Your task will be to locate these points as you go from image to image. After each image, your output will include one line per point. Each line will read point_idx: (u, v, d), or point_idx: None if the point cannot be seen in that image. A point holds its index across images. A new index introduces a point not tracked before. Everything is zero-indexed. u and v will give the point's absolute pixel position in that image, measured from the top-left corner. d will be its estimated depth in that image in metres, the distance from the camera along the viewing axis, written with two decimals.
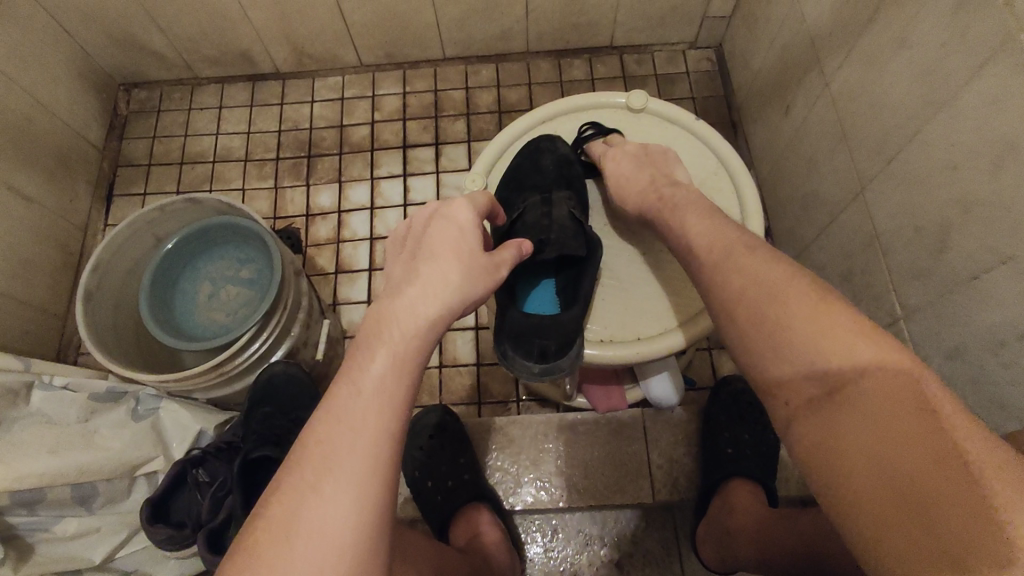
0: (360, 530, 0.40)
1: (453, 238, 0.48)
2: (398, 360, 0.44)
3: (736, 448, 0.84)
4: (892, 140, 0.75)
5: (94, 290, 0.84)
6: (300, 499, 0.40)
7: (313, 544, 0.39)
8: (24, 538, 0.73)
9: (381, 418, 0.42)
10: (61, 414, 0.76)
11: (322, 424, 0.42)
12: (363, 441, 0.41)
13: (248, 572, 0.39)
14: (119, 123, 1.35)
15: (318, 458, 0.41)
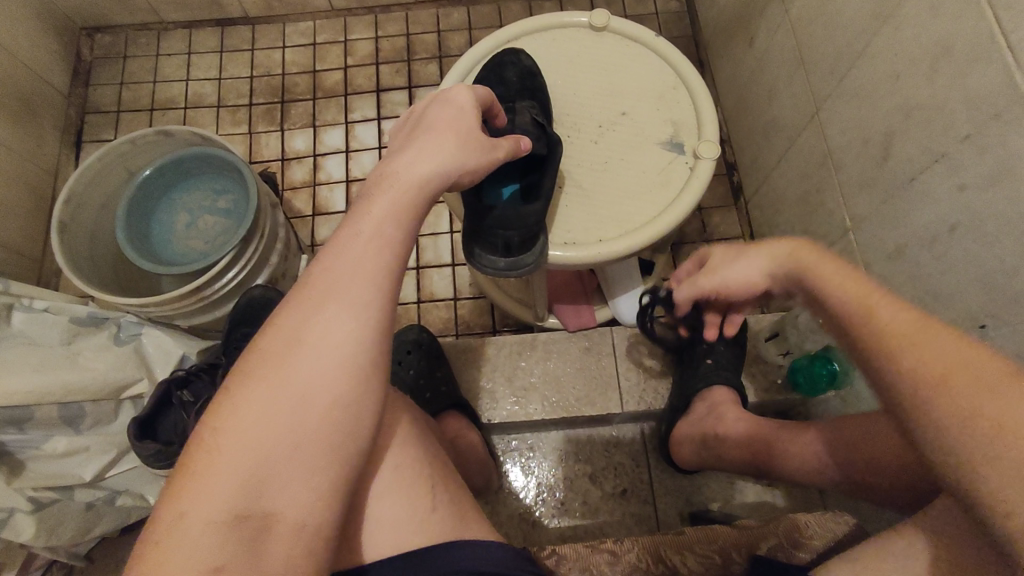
0: (358, 345, 0.45)
1: (450, 113, 0.52)
2: (396, 208, 0.48)
3: (715, 359, 0.86)
4: (843, 57, 0.78)
5: (69, 222, 0.85)
6: (305, 316, 0.45)
7: (315, 353, 0.44)
8: (15, 454, 0.75)
9: (380, 255, 0.47)
10: (44, 336, 0.79)
11: (327, 258, 0.47)
12: (363, 271, 0.46)
13: (257, 374, 0.44)
14: (84, 69, 1.33)
15: (324, 280, 0.46)
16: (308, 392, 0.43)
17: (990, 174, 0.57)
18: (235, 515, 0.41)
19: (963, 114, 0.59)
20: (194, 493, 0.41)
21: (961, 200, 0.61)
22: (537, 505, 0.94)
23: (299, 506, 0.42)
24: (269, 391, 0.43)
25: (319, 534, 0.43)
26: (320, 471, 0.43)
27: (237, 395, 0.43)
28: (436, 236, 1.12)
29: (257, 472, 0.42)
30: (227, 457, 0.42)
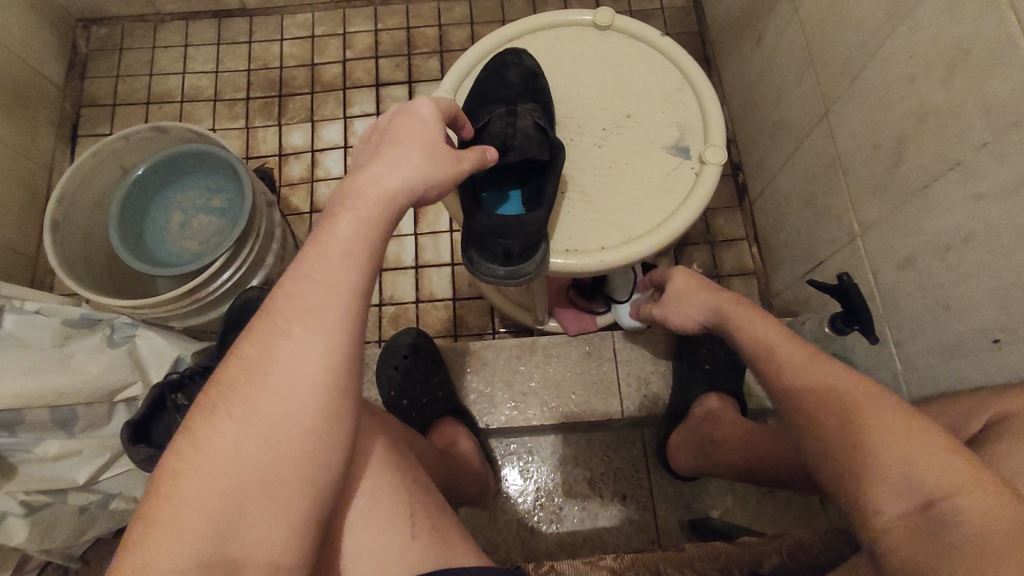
0: (325, 376, 0.44)
1: (415, 128, 0.48)
2: (361, 230, 0.46)
3: (714, 364, 0.86)
4: (855, 58, 0.76)
5: (61, 220, 0.84)
6: (270, 347, 0.44)
7: (282, 385, 0.43)
8: (6, 458, 0.73)
9: (345, 280, 0.45)
10: (36, 338, 0.77)
11: (289, 284, 0.45)
12: (327, 300, 0.44)
13: (222, 408, 0.43)
14: (80, 61, 1.31)
15: (286, 309, 0.44)
16: (275, 426, 0.43)
17: (1007, 184, 0.56)
18: (203, 560, 0.40)
19: (981, 121, 0.58)
20: (159, 539, 0.40)
21: (975, 209, 0.60)
22: (535, 510, 0.93)
23: (267, 545, 0.42)
24: (236, 425, 0.43)
25: (290, 571, 0.43)
26: (288, 508, 0.43)
27: (202, 430, 0.43)
28: (435, 235, 1.10)
29: (222, 516, 0.41)
30: (190, 501, 0.41)
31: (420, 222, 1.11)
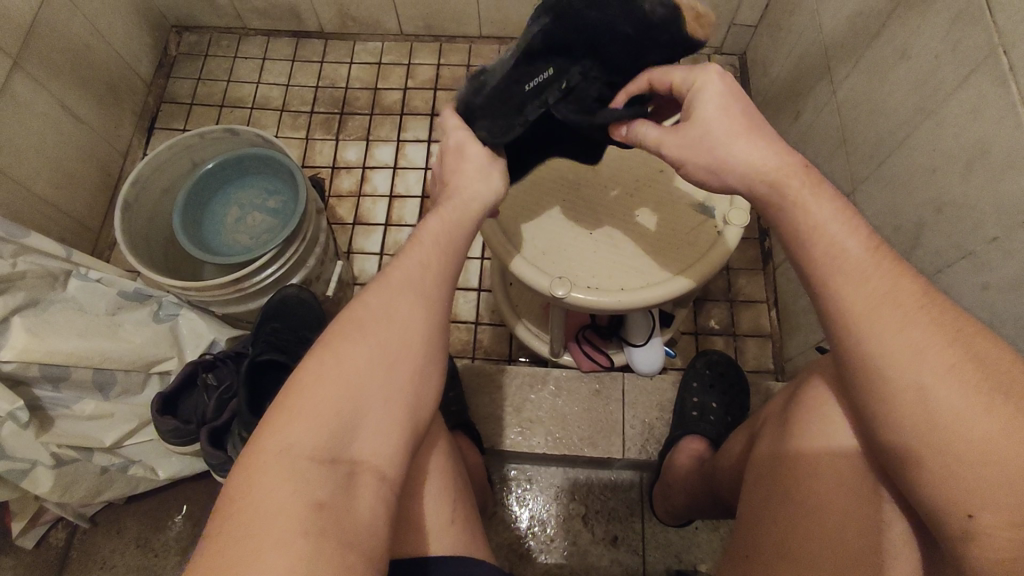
0: (432, 322, 0.52)
1: (462, 153, 0.57)
2: (457, 219, 0.55)
3: (703, 413, 0.89)
4: (884, 144, 0.80)
5: (132, 201, 0.91)
6: (393, 292, 0.51)
7: (404, 323, 0.50)
8: (48, 410, 0.79)
9: (450, 253, 0.54)
10: (92, 304, 0.83)
11: (406, 249, 0.54)
12: (437, 264, 0.54)
13: (350, 333, 0.49)
14: (167, 62, 1.43)
15: (404, 267, 0.52)
16: (395, 353, 0.49)
17: (1015, 279, 0.58)
18: (326, 458, 0.45)
19: (994, 217, 0.61)
20: (290, 439, 0.45)
21: (982, 299, 0.62)
22: (527, 539, 0.94)
23: (378, 456, 0.47)
24: (361, 348, 0.48)
25: (390, 484, 0.48)
26: (395, 428, 0.48)
27: (329, 348, 0.48)
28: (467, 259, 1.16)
29: (346, 423, 0.46)
30: (320, 407, 0.46)
31: None
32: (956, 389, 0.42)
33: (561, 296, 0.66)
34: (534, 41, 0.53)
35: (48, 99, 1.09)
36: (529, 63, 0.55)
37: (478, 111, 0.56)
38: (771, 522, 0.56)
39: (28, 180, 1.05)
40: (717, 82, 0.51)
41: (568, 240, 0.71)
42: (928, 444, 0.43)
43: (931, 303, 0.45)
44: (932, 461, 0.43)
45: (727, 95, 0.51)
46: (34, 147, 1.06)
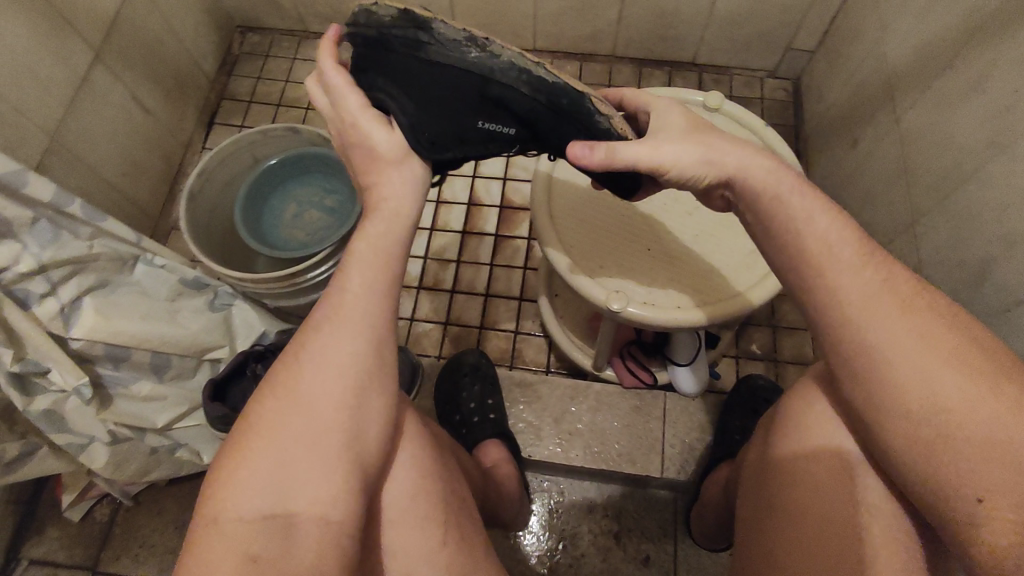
0: (353, 365, 0.50)
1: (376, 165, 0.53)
2: (372, 254, 0.52)
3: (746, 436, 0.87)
4: (950, 178, 0.79)
5: (197, 193, 0.95)
6: (304, 344, 0.51)
7: (320, 372, 0.50)
8: (107, 389, 0.82)
9: (364, 290, 0.52)
10: (155, 289, 0.85)
11: (327, 293, 0.53)
12: (352, 305, 0.51)
13: (277, 390, 0.51)
14: (230, 61, 1.48)
15: (321, 314, 0.52)
16: (317, 402, 0.50)
17: None
18: (264, 515, 0.48)
19: None
20: (229, 502, 0.48)
21: None
22: (557, 552, 0.94)
23: (317, 501, 0.49)
24: (284, 403, 0.50)
25: (336, 525, 0.49)
26: (333, 474, 0.49)
27: (258, 408, 0.50)
28: (510, 269, 1.17)
29: (277, 479, 0.49)
30: (253, 468, 0.49)
31: (498, 253, 1.18)
32: (978, 397, 0.44)
33: (615, 310, 0.68)
34: (502, 77, 0.49)
35: (121, 91, 1.14)
36: (479, 89, 0.50)
37: (392, 50, 0.50)
38: (780, 554, 0.55)
39: (99, 168, 1.10)
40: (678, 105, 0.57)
41: (620, 243, 0.74)
42: (948, 452, 0.45)
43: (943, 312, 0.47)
44: (958, 469, 0.44)
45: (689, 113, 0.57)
46: (105, 135, 1.11)
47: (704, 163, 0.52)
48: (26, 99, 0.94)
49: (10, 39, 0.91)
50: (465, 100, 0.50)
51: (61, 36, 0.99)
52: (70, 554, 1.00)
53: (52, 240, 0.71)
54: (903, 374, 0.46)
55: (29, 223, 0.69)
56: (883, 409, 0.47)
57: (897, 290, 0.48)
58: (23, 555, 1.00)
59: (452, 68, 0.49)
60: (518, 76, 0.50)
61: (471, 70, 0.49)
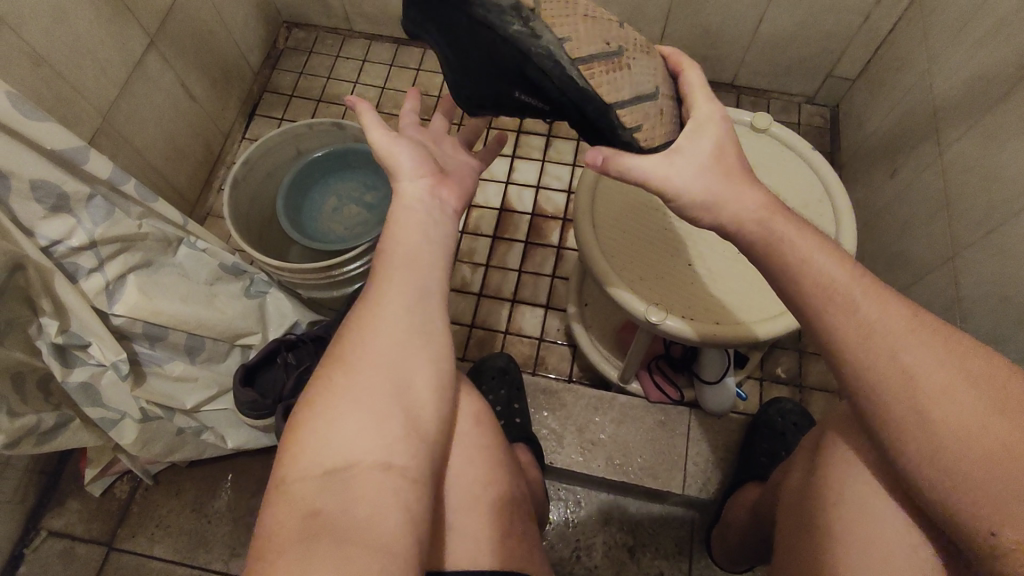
0: (403, 319, 0.55)
1: (404, 166, 0.61)
2: (415, 228, 0.59)
3: (771, 459, 0.86)
4: (996, 212, 0.78)
5: (241, 180, 0.96)
6: (356, 310, 0.56)
7: (372, 328, 0.54)
8: (143, 366, 0.84)
9: (406, 257, 0.57)
10: (195, 272, 0.87)
11: (372, 268, 0.58)
12: (399, 270, 0.57)
13: (331, 354, 0.54)
14: (275, 55, 1.51)
15: (370, 284, 0.57)
16: (370, 355, 0.53)
17: None
18: (325, 468, 0.49)
19: None
20: (291, 460, 0.50)
21: None
22: (570, 562, 0.94)
23: (375, 450, 0.50)
24: (339, 362, 0.53)
25: (395, 474, 0.49)
26: (394, 431, 0.51)
27: (315, 373, 0.54)
28: (538, 276, 1.17)
29: (336, 430, 0.50)
30: (314, 424, 0.51)
31: (527, 260, 1.19)
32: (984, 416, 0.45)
33: (654, 322, 0.68)
34: (539, 60, 0.48)
35: (171, 77, 1.16)
36: (519, 69, 0.50)
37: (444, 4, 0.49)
38: None
39: (144, 150, 1.13)
40: (721, 124, 0.56)
41: (660, 256, 0.75)
42: (976, 472, 0.44)
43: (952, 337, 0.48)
44: (990, 492, 0.44)
45: (725, 137, 0.56)
46: (153, 119, 1.13)
47: (705, 194, 0.54)
48: (83, 78, 0.96)
49: (74, 19, 0.93)
50: (506, 78, 0.51)
51: (120, 20, 1.02)
52: (88, 528, 1.02)
53: (105, 218, 0.73)
54: (921, 396, 0.46)
55: (85, 199, 0.71)
56: (907, 432, 0.47)
57: (909, 317, 0.49)
58: (43, 526, 1.02)
59: (493, 35, 0.48)
60: (555, 68, 0.48)
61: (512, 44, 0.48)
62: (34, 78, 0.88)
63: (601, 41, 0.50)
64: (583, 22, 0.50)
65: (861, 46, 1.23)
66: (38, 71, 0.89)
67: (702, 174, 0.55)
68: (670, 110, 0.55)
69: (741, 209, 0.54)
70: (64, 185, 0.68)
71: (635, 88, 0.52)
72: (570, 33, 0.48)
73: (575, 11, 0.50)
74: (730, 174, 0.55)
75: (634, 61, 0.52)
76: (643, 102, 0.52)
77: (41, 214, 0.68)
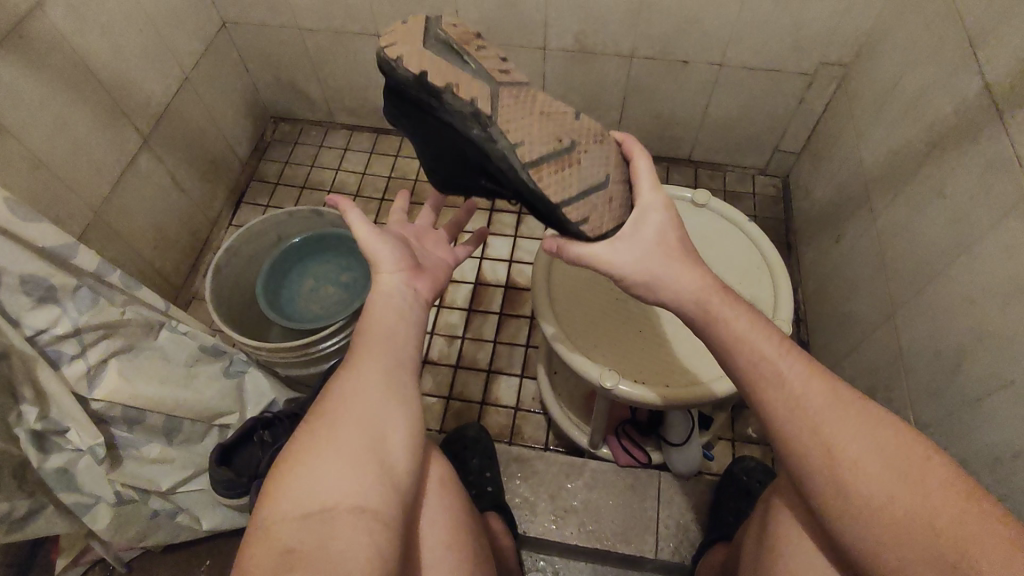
0: (382, 381, 0.60)
1: (385, 253, 0.67)
2: (393, 303, 0.65)
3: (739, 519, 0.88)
4: (923, 273, 0.85)
5: (223, 266, 1.02)
6: (338, 375, 0.61)
7: (354, 390, 0.59)
8: (119, 450, 0.85)
9: (386, 328, 0.63)
10: (175, 355, 0.90)
11: (354, 339, 0.64)
12: (379, 341, 0.62)
13: (314, 414, 0.59)
14: (262, 146, 1.61)
15: (352, 352, 0.63)
16: (352, 413, 0.58)
17: None
18: (305, 513, 0.53)
19: None
20: (273, 508, 0.53)
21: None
22: None
23: (354, 497, 0.54)
24: (322, 419, 0.58)
25: (371, 520, 0.54)
26: (372, 476, 0.55)
27: (297, 431, 0.58)
28: (512, 346, 1.21)
29: (319, 478, 0.54)
30: (296, 474, 0.54)
31: (501, 331, 1.23)
32: (883, 466, 0.50)
33: (608, 387, 0.73)
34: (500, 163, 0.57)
35: (162, 171, 1.25)
36: (478, 155, 0.59)
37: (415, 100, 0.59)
38: None
39: (133, 241, 1.19)
40: (661, 212, 0.63)
41: (614, 322, 0.80)
42: (879, 513, 0.50)
43: (861, 403, 0.54)
44: (895, 532, 0.49)
45: (667, 224, 0.62)
46: (143, 211, 1.21)
47: (644, 278, 0.61)
48: (79, 178, 1.04)
49: (74, 126, 1.02)
50: (472, 163, 0.62)
51: (116, 124, 1.11)
52: None
53: (89, 306, 0.77)
54: (831, 449, 0.52)
55: (72, 289, 0.75)
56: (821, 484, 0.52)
57: (823, 386, 0.54)
58: None
59: (459, 133, 0.58)
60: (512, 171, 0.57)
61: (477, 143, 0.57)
62: (33, 181, 0.95)
63: (555, 138, 0.57)
64: (538, 117, 0.57)
65: (801, 123, 1.35)
66: (37, 174, 0.96)
67: (643, 258, 0.61)
68: (620, 193, 0.62)
69: (678, 289, 0.60)
70: (52, 277, 0.73)
71: (583, 182, 0.58)
72: (524, 135, 0.56)
73: (533, 109, 0.57)
74: (672, 258, 0.61)
75: (586, 154, 0.59)
76: (594, 192, 0.59)
77: (28, 305, 0.72)
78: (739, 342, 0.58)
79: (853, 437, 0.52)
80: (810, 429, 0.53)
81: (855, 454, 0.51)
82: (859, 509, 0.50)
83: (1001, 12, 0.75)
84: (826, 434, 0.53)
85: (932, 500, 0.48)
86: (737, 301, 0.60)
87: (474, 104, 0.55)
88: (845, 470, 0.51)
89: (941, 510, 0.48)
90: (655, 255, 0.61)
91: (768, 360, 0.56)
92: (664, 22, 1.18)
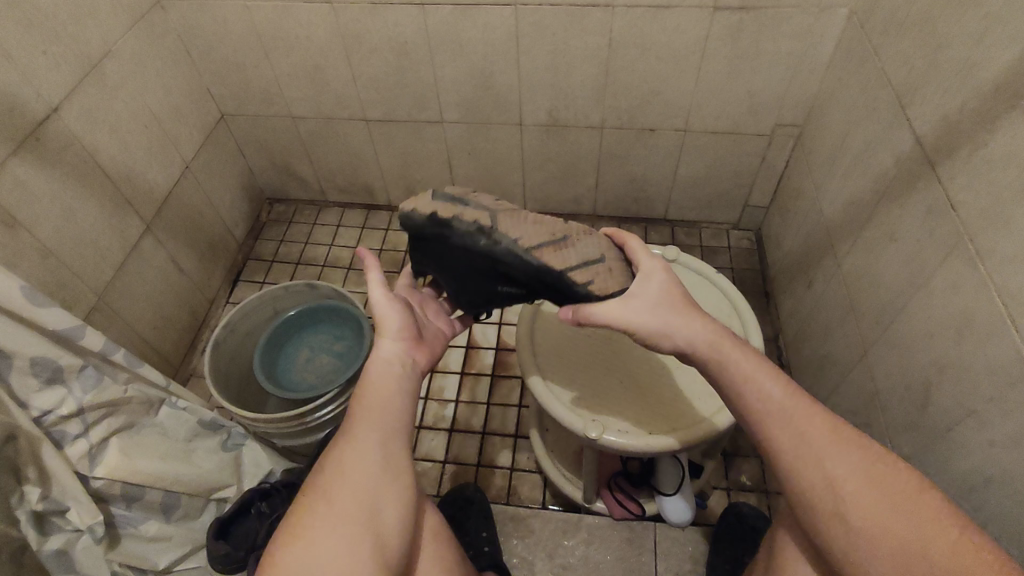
0: (376, 454, 0.62)
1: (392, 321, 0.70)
2: (387, 374, 0.67)
3: (734, 566, 0.91)
4: (886, 313, 0.90)
5: (222, 341, 1.06)
6: (335, 447, 0.63)
7: (349, 460, 0.62)
8: (119, 528, 0.85)
9: (380, 399, 0.65)
10: (174, 430, 0.93)
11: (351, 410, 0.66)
12: (373, 411, 0.65)
13: (312, 485, 0.61)
14: (257, 227, 1.68)
15: (348, 424, 0.65)
16: (346, 486, 0.60)
17: (1012, 437, 0.63)
18: None
19: (985, 379, 0.68)
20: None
21: (990, 455, 0.67)
22: None
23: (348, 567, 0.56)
24: (319, 490, 0.60)
25: None
26: (365, 545, 0.58)
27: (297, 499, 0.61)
28: (505, 407, 1.23)
29: (315, 549, 0.56)
30: (293, 544, 0.57)
31: (494, 392, 1.26)
32: (879, 497, 0.53)
33: (593, 437, 0.76)
34: (506, 262, 0.62)
35: (164, 255, 1.31)
36: (493, 267, 0.63)
37: (426, 237, 0.64)
38: None
39: (134, 322, 1.23)
40: (661, 273, 0.69)
41: (594, 375, 0.84)
42: (876, 542, 0.52)
43: (862, 441, 0.57)
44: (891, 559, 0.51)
45: (671, 285, 0.68)
46: (144, 293, 1.25)
47: (659, 322, 0.66)
48: (84, 265, 1.09)
49: (83, 217, 1.09)
50: (488, 275, 0.65)
51: (121, 213, 1.18)
52: None
53: (93, 385, 0.81)
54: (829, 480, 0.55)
55: (78, 369, 0.79)
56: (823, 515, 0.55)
57: (825, 424, 0.58)
58: None
59: (475, 255, 0.62)
60: (521, 265, 0.62)
61: (485, 254, 0.61)
62: (42, 270, 1.01)
63: (550, 234, 0.63)
64: (535, 222, 0.63)
65: (766, 180, 1.43)
66: (46, 263, 1.01)
67: (654, 313, 0.66)
68: (619, 267, 0.69)
69: (695, 329, 0.65)
70: (60, 359, 0.77)
71: (582, 258, 0.64)
72: (523, 232, 0.61)
73: (524, 217, 0.63)
74: (678, 305, 0.67)
75: (579, 242, 0.66)
76: (593, 266, 0.65)
77: (36, 387, 0.75)
78: (745, 380, 0.62)
79: (848, 468, 0.55)
80: (807, 462, 0.57)
81: (851, 484, 0.54)
82: (862, 545, 0.53)
83: (921, 75, 0.84)
84: (825, 468, 0.56)
85: (928, 526, 0.51)
86: (745, 347, 0.65)
87: (479, 222, 0.61)
88: (847, 505, 0.54)
89: (930, 536, 0.50)
90: (663, 298, 0.67)
91: (770, 400, 0.60)
92: (629, 95, 1.28)
